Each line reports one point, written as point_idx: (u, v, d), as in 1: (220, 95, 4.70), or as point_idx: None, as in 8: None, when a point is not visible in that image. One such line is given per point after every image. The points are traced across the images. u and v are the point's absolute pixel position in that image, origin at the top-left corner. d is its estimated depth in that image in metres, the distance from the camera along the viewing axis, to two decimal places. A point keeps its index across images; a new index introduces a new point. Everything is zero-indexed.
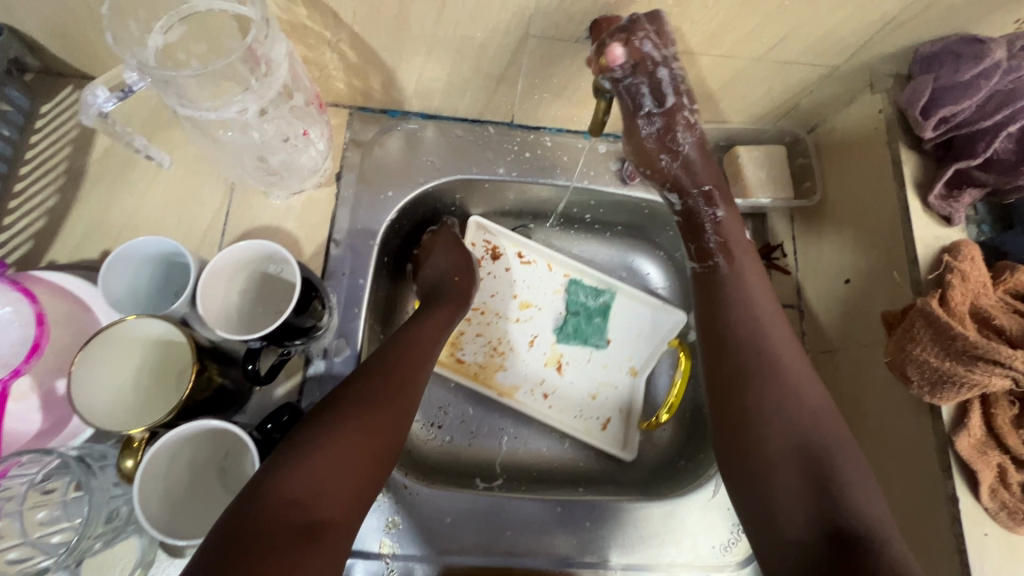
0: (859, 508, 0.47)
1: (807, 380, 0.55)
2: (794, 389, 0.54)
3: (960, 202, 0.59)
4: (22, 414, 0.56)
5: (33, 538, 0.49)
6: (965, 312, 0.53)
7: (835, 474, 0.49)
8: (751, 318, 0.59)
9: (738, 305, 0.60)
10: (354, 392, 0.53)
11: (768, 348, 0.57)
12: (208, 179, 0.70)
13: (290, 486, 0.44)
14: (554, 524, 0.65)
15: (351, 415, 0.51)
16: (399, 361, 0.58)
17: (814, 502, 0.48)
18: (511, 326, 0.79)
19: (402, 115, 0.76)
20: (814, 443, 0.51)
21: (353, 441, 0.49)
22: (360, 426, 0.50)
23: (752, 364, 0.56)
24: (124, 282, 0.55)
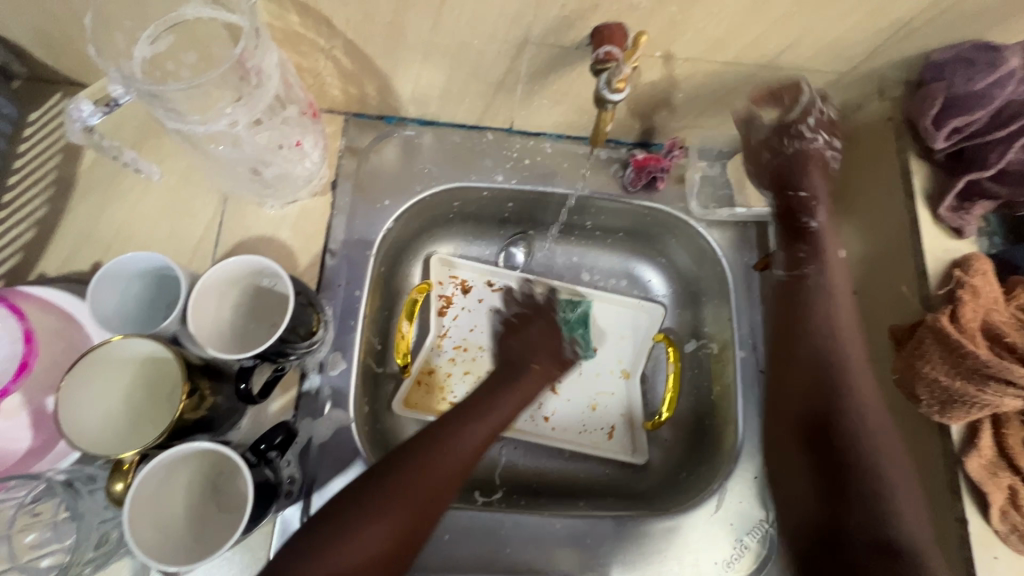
0: (905, 519, 0.50)
1: (870, 391, 0.57)
2: (860, 400, 0.56)
3: (971, 213, 0.57)
4: (10, 432, 0.54)
5: (21, 562, 0.47)
6: (975, 329, 0.52)
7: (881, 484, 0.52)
8: (842, 330, 0.61)
9: (821, 319, 0.62)
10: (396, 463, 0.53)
11: (835, 359, 0.60)
12: (201, 189, 0.68)
13: (317, 562, 0.47)
14: (555, 540, 0.65)
15: (382, 506, 0.51)
16: (453, 430, 0.57)
17: (863, 509, 0.51)
18: (494, 356, 0.79)
19: (398, 121, 0.75)
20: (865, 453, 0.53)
21: (380, 531, 0.50)
22: (391, 508, 0.51)
23: (826, 371, 0.59)
24: (113, 299, 0.54)
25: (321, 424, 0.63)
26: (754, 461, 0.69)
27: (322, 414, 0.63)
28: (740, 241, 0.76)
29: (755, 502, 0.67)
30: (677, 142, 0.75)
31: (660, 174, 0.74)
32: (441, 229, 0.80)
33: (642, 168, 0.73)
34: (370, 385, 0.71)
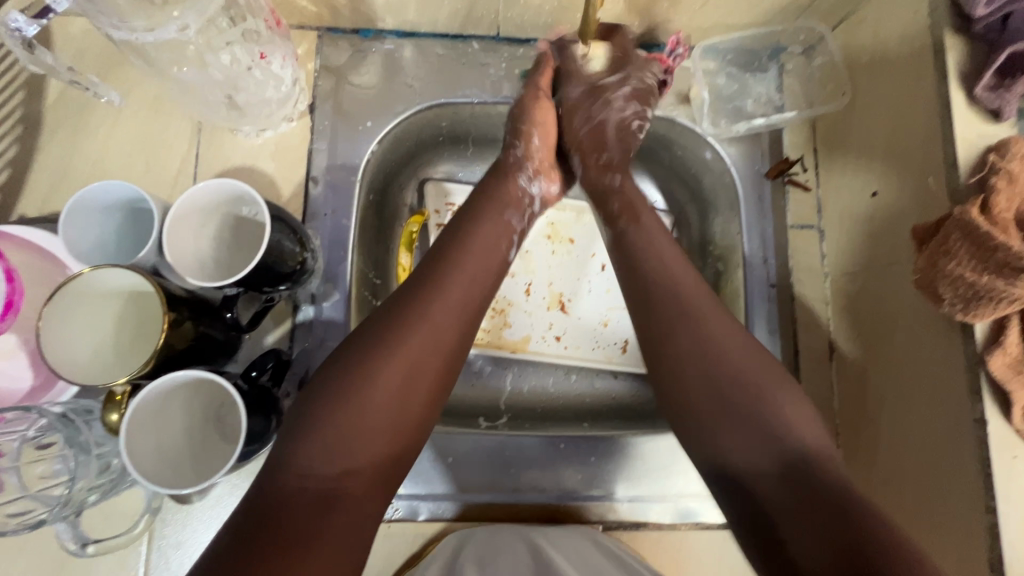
0: (794, 439, 0.46)
1: (726, 330, 0.51)
2: (715, 344, 0.50)
3: (1012, 92, 0.50)
4: (11, 372, 0.55)
5: (33, 491, 0.48)
6: (1009, 220, 0.47)
7: (758, 424, 0.47)
8: (654, 282, 0.54)
9: (654, 268, 0.55)
10: (383, 338, 0.47)
11: (680, 298, 0.52)
12: (172, 120, 0.64)
13: (316, 464, 0.42)
14: (560, 459, 0.65)
15: (370, 373, 0.46)
16: (437, 281, 0.51)
17: (749, 451, 0.46)
18: (500, 281, 0.77)
19: (375, 34, 0.69)
20: (734, 388, 0.48)
21: (381, 397, 0.45)
22: (389, 387, 0.46)
23: (676, 313, 0.52)
24: (88, 235, 0.52)
25: (318, 355, 0.62)
26: None
27: (319, 344, 0.62)
28: (752, 149, 0.71)
29: None
30: (678, 39, 0.67)
31: (663, 77, 0.68)
32: (427, 156, 0.75)
33: (644, 71, 0.67)
34: None
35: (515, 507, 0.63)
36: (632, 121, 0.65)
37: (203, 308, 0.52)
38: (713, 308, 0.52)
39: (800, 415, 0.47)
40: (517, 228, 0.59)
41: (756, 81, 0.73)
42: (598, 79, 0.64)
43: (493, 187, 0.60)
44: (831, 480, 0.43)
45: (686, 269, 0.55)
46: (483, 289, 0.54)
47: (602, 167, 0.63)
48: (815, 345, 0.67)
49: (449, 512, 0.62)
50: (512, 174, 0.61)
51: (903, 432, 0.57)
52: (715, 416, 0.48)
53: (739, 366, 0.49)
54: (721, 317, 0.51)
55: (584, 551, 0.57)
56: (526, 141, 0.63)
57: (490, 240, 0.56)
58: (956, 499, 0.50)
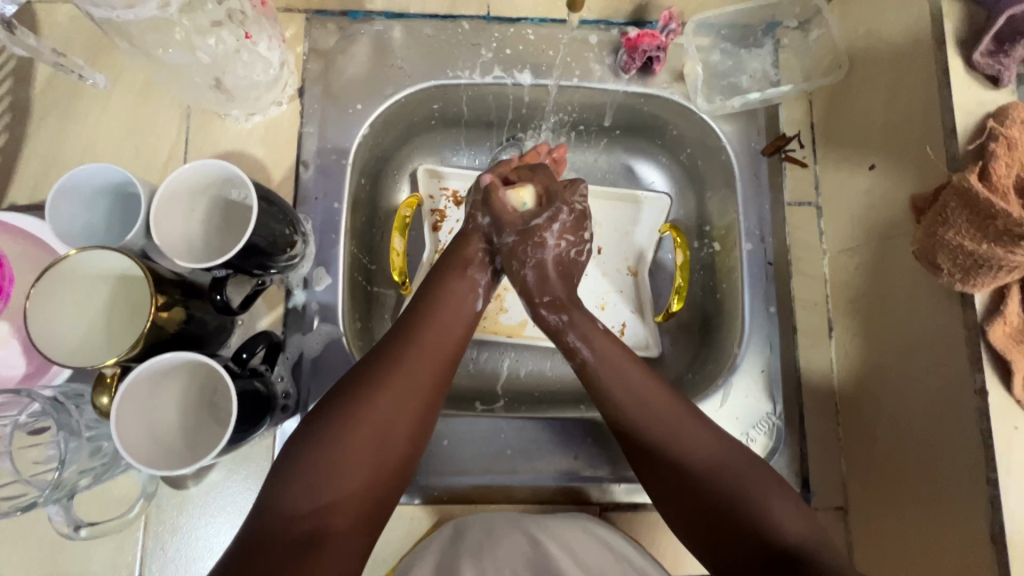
0: (781, 530, 0.46)
1: (696, 435, 0.51)
2: (693, 468, 0.50)
3: (1011, 56, 0.49)
4: (5, 359, 0.54)
5: (26, 476, 0.48)
6: (1009, 187, 0.46)
7: (747, 524, 0.47)
8: (615, 366, 0.55)
9: (616, 386, 0.55)
10: (355, 387, 0.49)
11: (648, 412, 0.53)
12: (161, 105, 0.64)
13: (295, 503, 0.44)
14: (557, 440, 0.64)
15: (344, 421, 0.48)
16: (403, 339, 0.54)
17: (745, 547, 0.46)
18: None
19: (364, 16, 0.68)
20: (715, 484, 0.49)
21: (359, 442, 0.47)
22: (364, 430, 0.48)
23: (648, 424, 0.52)
24: (77, 218, 0.52)
25: (311, 339, 0.61)
26: (762, 355, 0.65)
27: (311, 329, 0.62)
28: (748, 126, 0.70)
29: (762, 395, 0.64)
30: (672, 15, 0.67)
31: (656, 54, 0.67)
32: (420, 140, 0.75)
33: (636, 48, 0.66)
34: (363, 301, 0.68)
35: (512, 490, 0.63)
36: (570, 252, 0.62)
37: (191, 291, 0.52)
38: (680, 408, 0.53)
39: (784, 507, 0.47)
40: (481, 281, 0.60)
41: (752, 57, 0.71)
42: (529, 218, 0.61)
43: (458, 244, 0.62)
44: (832, 564, 0.43)
45: (644, 371, 0.55)
46: (455, 345, 0.56)
47: (553, 306, 0.59)
48: (814, 322, 0.66)
49: (445, 494, 0.62)
50: (472, 237, 0.61)
51: (903, 408, 0.56)
52: (713, 519, 0.48)
53: (705, 467, 0.50)
54: (693, 421, 0.52)
55: (577, 541, 0.54)
56: (490, 212, 0.61)
57: (461, 301, 0.58)
58: (957, 473, 0.50)
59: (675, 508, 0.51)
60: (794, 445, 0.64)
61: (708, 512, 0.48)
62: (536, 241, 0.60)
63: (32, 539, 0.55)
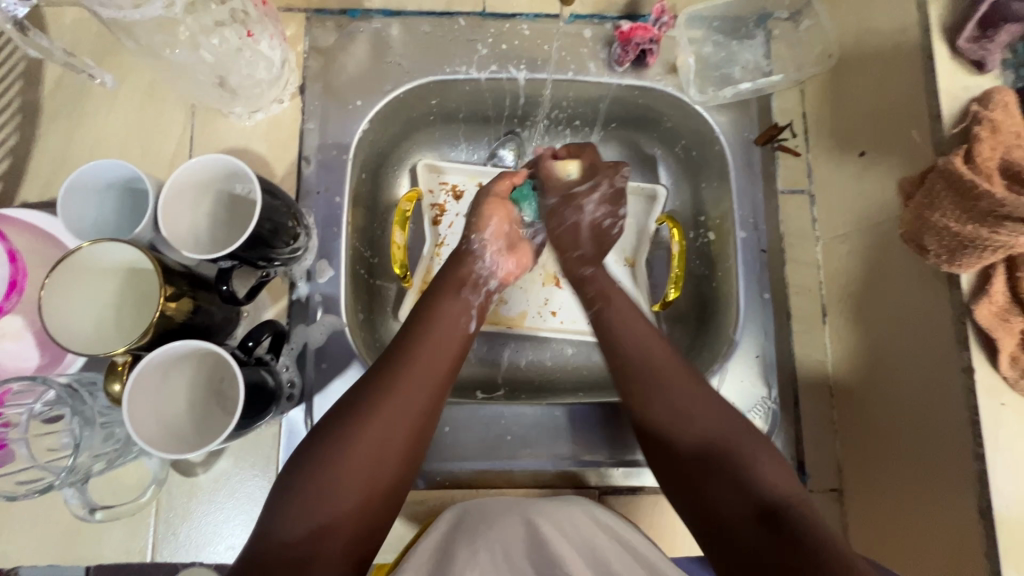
0: (769, 491, 0.45)
1: (687, 382, 0.53)
2: (679, 406, 0.51)
3: (995, 42, 0.50)
4: (19, 351, 0.56)
5: (42, 462, 0.50)
6: (993, 169, 0.47)
7: (723, 478, 0.47)
8: (646, 349, 0.56)
9: (626, 337, 0.57)
10: (351, 414, 0.48)
11: (654, 364, 0.54)
12: (166, 104, 0.66)
13: (289, 530, 0.43)
14: (556, 426, 0.65)
15: (343, 445, 0.47)
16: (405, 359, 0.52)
17: (722, 496, 0.46)
18: None
19: (363, 15, 0.70)
20: (699, 434, 0.50)
21: (356, 469, 0.46)
22: (362, 457, 0.46)
23: (643, 374, 0.54)
24: (86, 212, 0.53)
25: (316, 330, 0.63)
26: (757, 340, 0.66)
27: (315, 320, 0.63)
28: (741, 117, 0.71)
29: (758, 379, 0.65)
30: (665, 7, 0.68)
31: (650, 46, 0.68)
32: (420, 135, 0.76)
33: (629, 41, 0.67)
34: (365, 294, 0.70)
35: (513, 474, 0.64)
36: (605, 221, 0.67)
37: (198, 282, 0.54)
38: (676, 364, 0.54)
39: (763, 461, 0.47)
40: (474, 302, 0.60)
41: (744, 48, 0.72)
42: (572, 186, 0.66)
43: (449, 270, 0.62)
44: (801, 517, 0.43)
45: (664, 346, 0.56)
46: (450, 369, 0.54)
47: (578, 260, 0.65)
48: (808, 308, 0.68)
49: (447, 479, 0.64)
50: (466, 257, 0.63)
51: (895, 390, 0.57)
52: (693, 471, 0.49)
53: (697, 413, 0.51)
54: (692, 389, 0.52)
55: (571, 519, 0.55)
56: (480, 233, 0.64)
57: (454, 321, 0.57)
58: (947, 451, 0.51)
59: (664, 455, 0.51)
60: (790, 428, 0.65)
61: (683, 466, 0.49)
62: (573, 207, 0.66)
63: (48, 525, 0.57)
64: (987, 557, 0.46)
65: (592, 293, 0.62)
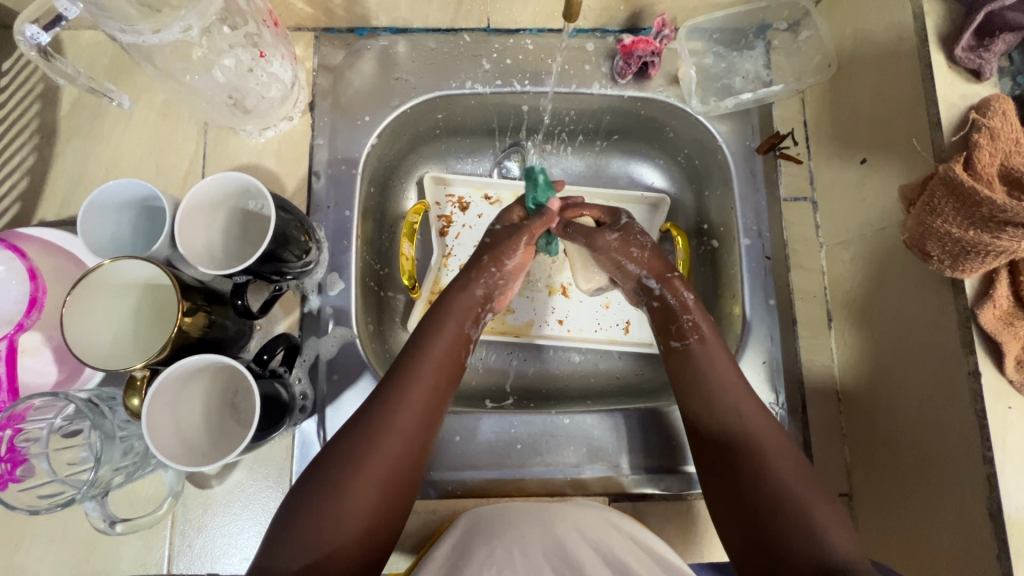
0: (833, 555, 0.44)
1: (781, 445, 0.52)
2: (770, 465, 0.50)
3: (991, 51, 0.51)
4: (36, 367, 0.57)
5: (62, 476, 0.50)
6: (993, 175, 0.48)
7: (801, 549, 0.45)
8: (723, 388, 0.56)
9: (713, 383, 0.56)
10: (350, 448, 0.49)
11: (738, 404, 0.55)
12: (180, 122, 0.67)
13: (291, 562, 0.44)
14: (565, 435, 0.66)
15: (344, 473, 0.48)
16: (401, 387, 0.53)
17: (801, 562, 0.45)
18: None
19: (370, 32, 0.71)
20: (775, 497, 0.49)
21: (359, 497, 0.47)
22: (365, 486, 0.48)
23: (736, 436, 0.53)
24: (104, 230, 0.54)
25: (327, 342, 0.64)
26: (763, 346, 0.67)
27: (326, 331, 0.64)
28: (742, 126, 0.72)
29: (765, 385, 0.66)
30: (665, 20, 0.70)
31: (651, 59, 0.69)
32: (427, 148, 0.78)
33: (631, 53, 0.69)
34: (375, 305, 0.71)
35: (524, 483, 0.65)
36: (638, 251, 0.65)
37: (212, 297, 0.55)
38: (773, 429, 0.54)
39: (840, 529, 0.46)
40: (473, 335, 0.62)
41: (743, 59, 0.74)
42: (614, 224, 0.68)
43: (449, 300, 0.62)
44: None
45: (745, 390, 0.56)
46: (442, 400, 0.55)
47: (674, 286, 0.62)
48: (814, 313, 0.68)
49: (459, 489, 0.64)
50: (474, 287, 0.63)
51: (903, 394, 0.57)
52: (769, 538, 0.47)
53: (786, 471, 0.50)
54: (774, 435, 0.53)
55: (582, 521, 0.55)
56: (501, 262, 0.65)
57: (448, 351, 0.58)
58: (954, 453, 0.51)
59: (728, 495, 0.51)
60: (797, 433, 0.65)
61: (762, 527, 0.48)
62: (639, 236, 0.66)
63: (68, 537, 0.57)
64: (998, 560, 0.46)
65: (692, 323, 0.60)
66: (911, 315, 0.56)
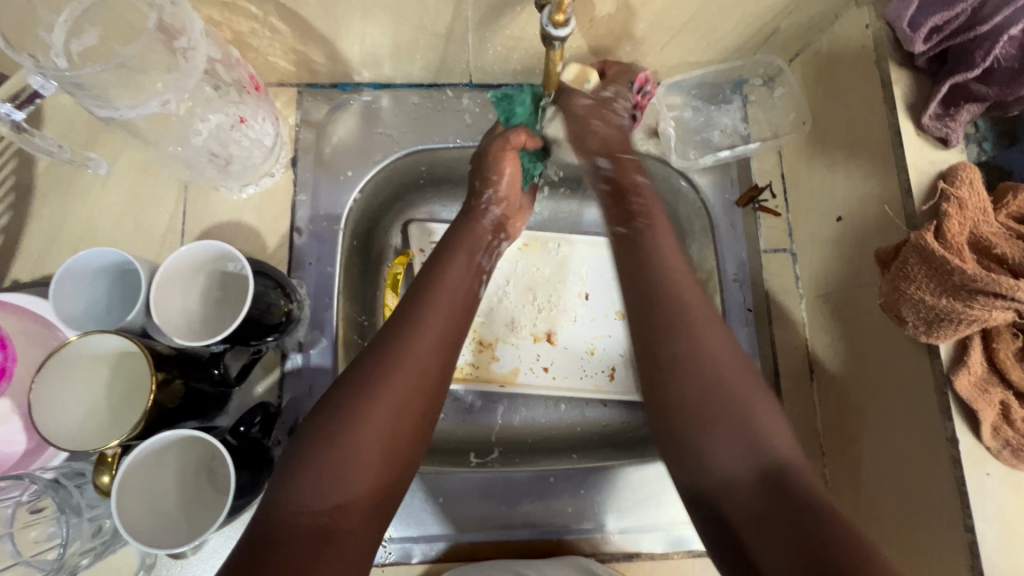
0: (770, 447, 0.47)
1: (716, 337, 0.52)
2: (716, 367, 0.51)
3: (957, 120, 0.53)
4: (4, 436, 0.55)
5: (27, 556, 0.49)
6: (963, 243, 0.49)
7: (730, 437, 0.48)
8: (662, 276, 0.56)
9: (658, 275, 0.56)
10: (360, 380, 0.49)
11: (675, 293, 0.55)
12: (160, 179, 0.67)
13: (306, 501, 0.44)
14: (551, 493, 0.65)
15: (363, 406, 0.48)
16: (415, 323, 0.53)
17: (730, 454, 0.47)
18: (485, 312, 0.79)
19: (353, 87, 0.72)
20: (719, 392, 0.50)
21: (376, 429, 0.47)
22: (379, 422, 0.48)
23: (676, 329, 0.53)
24: (79, 299, 0.53)
25: (307, 402, 0.63)
26: None
27: (307, 393, 0.63)
28: (721, 178, 0.74)
29: None
30: (649, 77, 0.68)
31: (634, 113, 0.70)
32: (413, 198, 0.78)
33: None
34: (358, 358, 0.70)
35: (508, 543, 0.64)
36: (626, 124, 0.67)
37: (192, 364, 0.54)
38: (710, 318, 0.54)
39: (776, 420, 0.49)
40: (484, 267, 0.66)
41: (721, 113, 0.75)
42: (598, 94, 0.65)
43: (461, 228, 0.65)
44: (802, 489, 0.45)
45: (690, 279, 0.57)
46: (456, 333, 0.56)
47: (625, 168, 0.65)
48: (795, 366, 0.69)
49: (444, 552, 0.63)
50: (480, 215, 0.67)
51: (885, 452, 0.58)
52: (701, 429, 0.49)
53: (717, 362, 0.51)
54: (716, 329, 0.53)
55: None
56: (496, 186, 0.67)
57: (460, 280, 0.60)
58: (935, 517, 0.51)
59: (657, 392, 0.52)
60: None
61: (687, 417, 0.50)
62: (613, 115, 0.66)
63: None
64: None
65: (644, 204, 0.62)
66: (889, 374, 0.57)
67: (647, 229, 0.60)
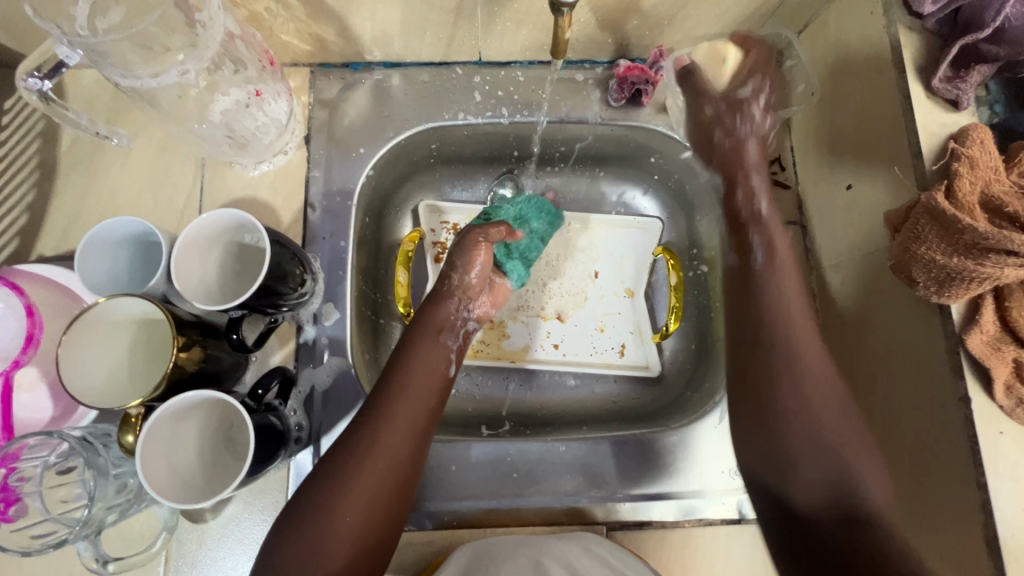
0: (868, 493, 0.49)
1: (815, 370, 0.55)
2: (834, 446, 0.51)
3: (967, 82, 0.54)
4: (31, 404, 0.57)
5: (56, 514, 0.51)
6: (974, 203, 0.49)
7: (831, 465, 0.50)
8: (778, 301, 0.59)
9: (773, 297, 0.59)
10: (339, 467, 0.50)
11: (792, 329, 0.57)
12: (179, 156, 0.68)
13: None
14: (563, 462, 0.66)
15: (333, 491, 0.48)
16: (384, 408, 0.53)
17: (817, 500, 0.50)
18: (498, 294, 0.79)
19: (364, 66, 0.73)
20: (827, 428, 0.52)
21: (346, 514, 0.48)
22: (351, 512, 0.48)
23: (772, 341, 0.57)
24: (104, 267, 0.55)
25: (322, 372, 0.64)
26: None
27: (322, 361, 0.65)
28: None
29: None
30: (660, 52, 0.71)
31: (645, 86, 0.71)
32: (421, 177, 0.79)
33: (625, 79, 0.70)
34: (370, 333, 0.71)
35: (519, 512, 0.64)
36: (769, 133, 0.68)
37: (209, 330, 0.55)
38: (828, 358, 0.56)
39: (877, 475, 0.50)
40: (452, 346, 0.62)
41: None
42: (734, 90, 0.66)
43: (426, 313, 0.63)
44: (886, 535, 0.46)
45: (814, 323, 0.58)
46: (429, 415, 0.56)
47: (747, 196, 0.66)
48: None
49: (455, 520, 0.64)
50: (445, 298, 0.64)
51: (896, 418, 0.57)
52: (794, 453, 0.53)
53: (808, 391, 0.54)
54: (823, 363, 0.55)
55: (575, 557, 0.56)
56: (465, 271, 0.66)
57: (433, 364, 0.59)
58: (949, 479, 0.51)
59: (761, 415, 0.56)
60: None
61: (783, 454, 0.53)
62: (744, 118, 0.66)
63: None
64: None
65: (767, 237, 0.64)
66: (902, 339, 0.56)
67: (762, 254, 0.63)
